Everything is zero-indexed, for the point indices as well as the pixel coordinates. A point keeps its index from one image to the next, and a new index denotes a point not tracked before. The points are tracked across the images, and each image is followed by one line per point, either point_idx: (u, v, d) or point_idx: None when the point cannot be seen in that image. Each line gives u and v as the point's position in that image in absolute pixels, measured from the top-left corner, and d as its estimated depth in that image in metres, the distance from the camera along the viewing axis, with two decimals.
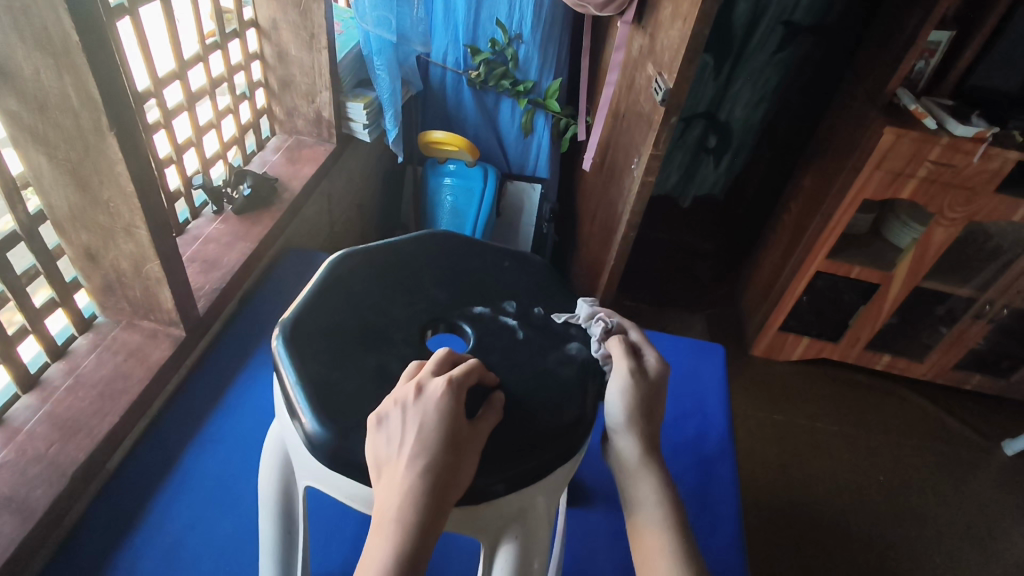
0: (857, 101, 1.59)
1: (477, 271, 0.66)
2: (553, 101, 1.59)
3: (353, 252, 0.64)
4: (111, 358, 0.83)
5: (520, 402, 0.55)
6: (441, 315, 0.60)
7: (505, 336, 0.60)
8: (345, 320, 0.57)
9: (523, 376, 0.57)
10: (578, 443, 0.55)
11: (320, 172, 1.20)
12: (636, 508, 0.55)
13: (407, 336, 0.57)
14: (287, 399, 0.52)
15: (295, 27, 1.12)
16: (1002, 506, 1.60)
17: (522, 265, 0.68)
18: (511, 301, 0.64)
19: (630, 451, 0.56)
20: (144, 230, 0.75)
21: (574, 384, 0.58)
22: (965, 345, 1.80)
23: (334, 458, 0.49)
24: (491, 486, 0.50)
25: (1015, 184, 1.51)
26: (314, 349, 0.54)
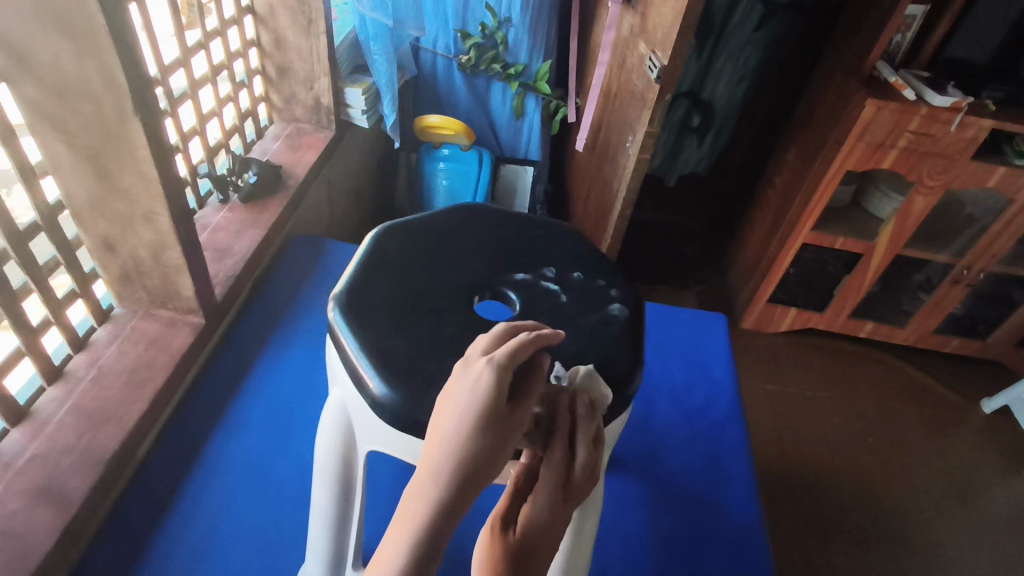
0: (838, 75, 1.63)
1: (515, 240, 0.68)
2: (543, 83, 1.60)
3: (395, 226, 0.67)
4: (132, 348, 0.83)
5: (569, 360, 0.57)
6: (486, 282, 0.63)
7: (548, 299, 0.63)
8: (395, 291, 0.60)
9: (572, 336, 0.60)
10: (627, 399, 0.57)
11: (321, 159, 1.21)
12: None
13: (456, 304, 0.60)
14: (350, 365, 0.54)
15: (292, 13, 1.12)
16: (983, 461, 1.68)
17: (555, 233, 0.71)
18: (550, 267, 0.66)
19: None
20: (166, 216, 0.75)
21: (620, 342, 0.60)
22: (944, 310, 1.87)
23: (397, 417, 0.52)
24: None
25: (989, 151, 1.57)
26: (371, 317, 0.57)
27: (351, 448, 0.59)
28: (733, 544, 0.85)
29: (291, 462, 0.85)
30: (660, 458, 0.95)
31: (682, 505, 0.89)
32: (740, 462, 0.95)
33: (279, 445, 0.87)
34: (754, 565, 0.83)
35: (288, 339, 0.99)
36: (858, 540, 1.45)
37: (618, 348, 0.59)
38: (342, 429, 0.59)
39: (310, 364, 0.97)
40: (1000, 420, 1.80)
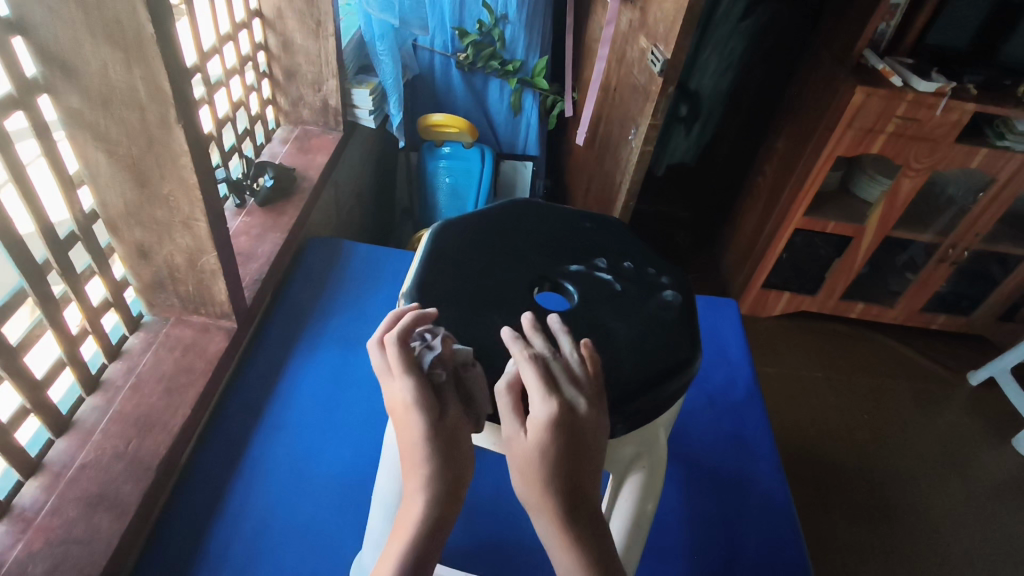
0: (825, 63, 1.68)
1: (565, 232, 0.72)
2: (541, 79, 1.62)
3: (450, 222, 0.70)
4: (168, 355, 0.83)
5: (631, 346, 0.61)
6: (544, 275, 0.66)
7: (603, 289, 0.66)
8: (461, 286, 0.63)
9: (633, 322, 0.63)
10: (688, 381, 0.61)
11: (332, 160, 1.21)
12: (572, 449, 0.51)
13: (520, 296, 0.63)
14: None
15: (301, 15, 1.12)
16: (972, 431, 1.75)
17: (601, 224, 0.74)
18: (602, 258, 0.69)
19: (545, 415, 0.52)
20: (204, 222, 0.76)
21: (677, 326, 0.64)
22: (931, 288, 1.93)
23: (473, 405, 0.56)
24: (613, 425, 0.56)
25: (972, 133, 1.63)
26: (444, 312, 0.60)
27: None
28: (761, 517, 0.88)
29: (333, 460, 0.84)
30: (684, 439, 0.97)
31: (711, 482, 0.92)
32: (761, 441, 0.98)
33: (319, 444, 0.86)
34: (783, 536, 0.86)
35: (316, 340, 1.00)
36: (861, 512, 1.51)
37: (674, 333, 0.63)
38: None
39: (343, 362, 0.97)
40: (987, 392, 1.87)
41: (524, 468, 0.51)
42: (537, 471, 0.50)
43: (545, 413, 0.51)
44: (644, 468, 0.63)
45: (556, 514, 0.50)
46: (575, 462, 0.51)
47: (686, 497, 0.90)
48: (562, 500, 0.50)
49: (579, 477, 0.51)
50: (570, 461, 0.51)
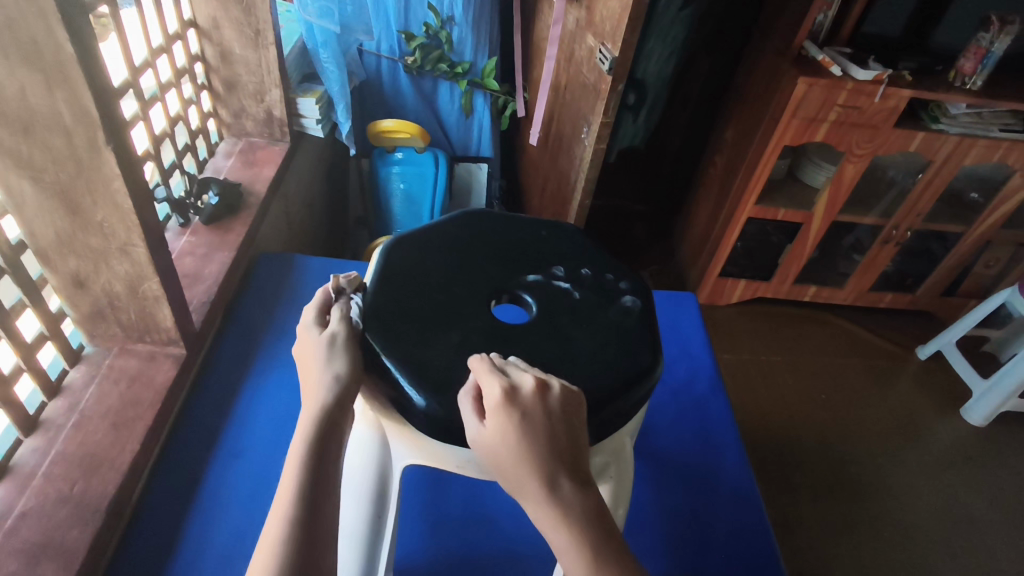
0: (767, 54, 1.71)
1: (521, 241, 0.71)
2: (491, 80, 1.60)
3: (401, 237, 0.69)
4: (113, 388, 0.79)
5: (593, 356, 0.60)
6: (502, 287, 0.65)
7: (562, 298, 0.65)
8: (415, 305, 0.62)
9: (593, 331, 0.63)
10: (650, 388, 0.61)
11: (279, 173, 1.17)
12: (549, 436, 0.50)
13: (477, 310, 0.62)
14: (387, 385, 0.57)
15: (238, 24, 1.08)
16: (923, 402, 1.82)
17: (556, 232, 0.73)
18: (559, 266, 0.69)
19: (515, 408, 0.50)
20: (142, 247, 0.72)
21: (637, 331, 0.64)
22: (877, 268, 2.00)
23: (429, 424, 0.56)
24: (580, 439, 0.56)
25: (907, 118, 1.69)
26: (401, 334, 0.60)
27: (386, 463, 0.63)
28: (733, 508, 0.89)
29: None
30: (651, 436, 0.98)
31: (679, 477, 0.92)
32: (726, 431, 1.00)
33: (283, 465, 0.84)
34: (753, 526, 0.87)
35: (271, 361, 0.97)
36: (825, 490, 1.55)
37: (635, 340, 0.63)
38: (377, 450, 0.63)
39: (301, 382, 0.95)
40: (934, 366, 1.95)
41: (500, 460, 0.50)
42: (504, 454, 0.49)
43: (497, 393, 0.51)
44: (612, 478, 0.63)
45: (544, 494, 0.48)
46: (546, 432, 0.49)
47: (656, 494, 0.90)
48: (544, 476, 0.48)
49: (556, 450, 0.50)
50: (542, 437, 0.49)
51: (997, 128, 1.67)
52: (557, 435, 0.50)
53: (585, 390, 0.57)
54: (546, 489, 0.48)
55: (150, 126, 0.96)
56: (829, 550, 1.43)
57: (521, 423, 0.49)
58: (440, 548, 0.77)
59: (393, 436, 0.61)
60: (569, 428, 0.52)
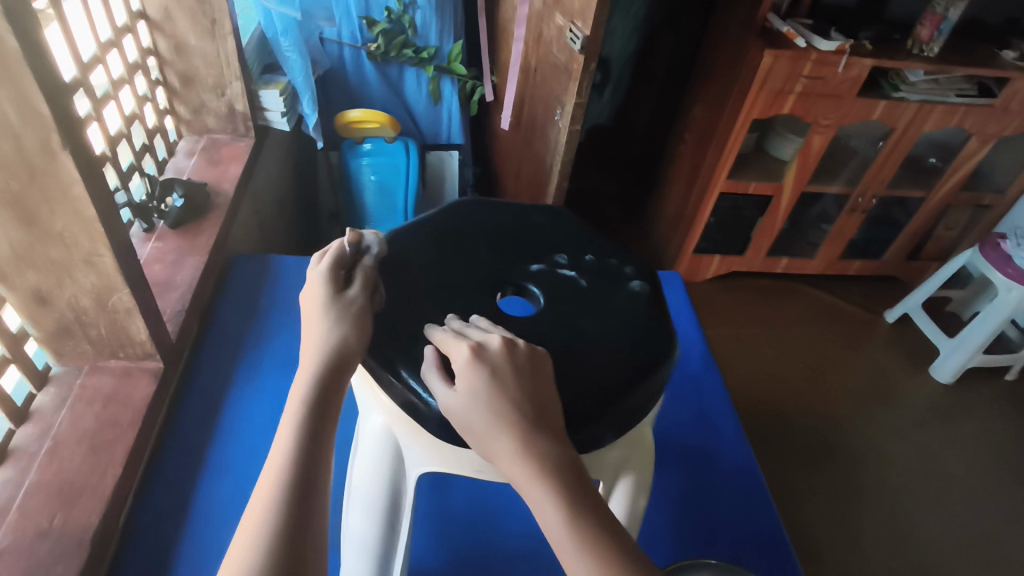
0: (732, 28, 1.71)
1: (520, 230, 0.69)
2: (457, 64, 1.55)
3: (395, 232, 0.67)
4: (87, 410, 0.74)
5: (607, 345, 0.59)
6: (505, 279, 0.63)
7: (568, 287, 0.63)
8: (417, 304, 0.59)
9: (605, 320, 0.61)
10: (668, 375, 0.59)
11: (247, 170, 1.12)
12: (518, 388, 0.48)
13: (484, 305, 0.60)
14: (397, 392, 0.55)
15: (192, 15, 1.01)
16: (895, 364, 1.87)
17: (554, 217, 0.71)
18: (562, 254, 0.67)
19: (479, 364, 0.48)
20: (109, 257, 0.67)
21: (648, 317, 0.62)
22: (845, 237, 2.04)
23: (443, 429, 0.54)
24: (601, 433, 0.53)
25: (870, 87, 1.71)
26: (407, 335, 0.57)
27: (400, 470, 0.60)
28: (735, 484, 0.89)
29: None
30: None
31: (679, 457, 0.92)
32: (722, 408, 1.00)
33: None
34: (755, 500, 0.88)
35: (254, 369, 0.93)
36: (808, 456, 1.58)
37: (647, 325, 0.61)
38: (390, 459, 0.59)
39: (287, 389, 0.91)
40: (903, 328, 2.00)
41: (467, 420, 0.47)
42: (471, 411, 0.46)
43: (462, 353, 0.49)
44: (631, 471, 0.60)
45: (516, 447, 0.45)
46: (515, 383, 0.47)
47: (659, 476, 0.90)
48: (516, 431, 0.45)
49: (528, 403, 0.47)
50: (511, 389, 0.47)
51: (953, 93, 1.71)
52: (526, 388, 0.48)
53: (605, 383, 0.55)
54: (522, 446, 0.45)
55: (104, 126, 0.90)
56: (816, 514, 1.46)
57: (486, 376, 0.47)
58: (450, 547, 0.76)
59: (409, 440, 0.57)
60: (543, 391, 0.49)
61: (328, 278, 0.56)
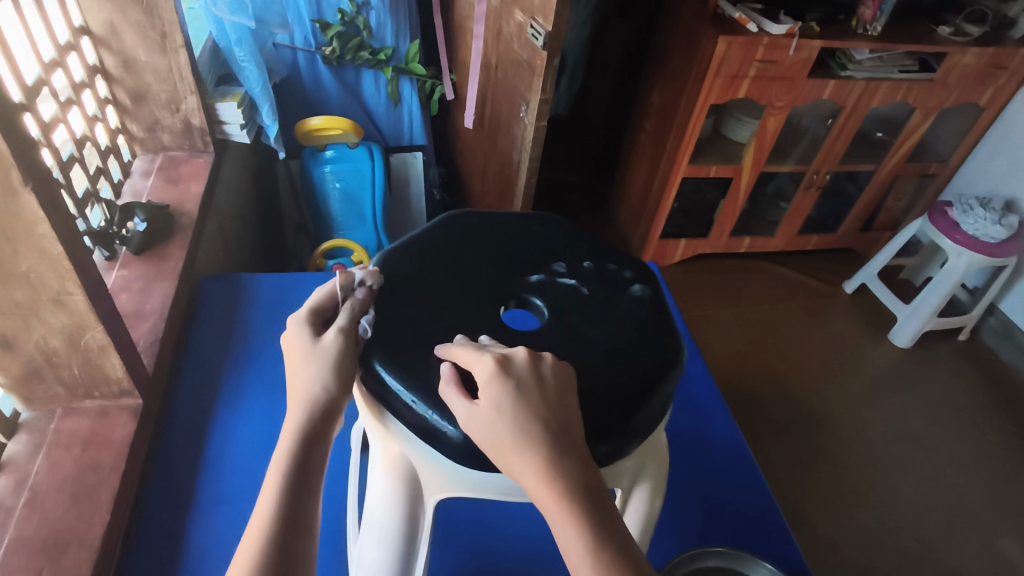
0: (685, 16, 1.73)
1: (515, 240, 0.69)
2: (416, 64, 1.52)
3: (390, 252, 0.67)
4: (65, 457, 0.70)
5: (616, 351, 0.59)
6: (508, 292, 0.63)
7: (570, 295, 0.64)
8: (422, 327, 0.60)
9: (612, 327, 0.62)
10: (679, 379, 0.60)
11: (209, 187, 1.07)
12: (543, 404, 0.47)
13: (490, 322, 0.60)
14: (416, 418, 0.55)
15: (139, 28, 0.96)
16: (858, 333, 1.95)
17: (549, 225, 0.72)
18: (559, 262, 0.67)
19: (506, 380, 0.48)
20: (80, 295, 0.64)
21: (653, 320, 0.63)
22: (802, 214, 2.10)
23: (462, 453, 0.54)
24: (621, 445, 0.54)
25: (820, 67, 1.76)
26: (416, 362, 0.57)
27: (417, 498, 0.59)
28: (728, 468, 0.91)
29: None
30: None
31: (671, 447, 0.94)
32: (708, 394, 1.02)
33: None
34: (748, 482, 0.90)
35: (236, 395, 0.89)
36: (784, 429, 1.63)
37: (650, 329, 0.62)
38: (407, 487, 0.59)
39: (272, 412, 0.88)
40: (862, 298, 2.08)
41: (492, 436, 0.46)
42: (497, 426, 0.46)
43: (486, 369, 0.49)
44: (647, 479, 0.61)
45: (542, 464, 0.44)
46: (541, 398, 0.47)
47: None
48: (542, 448, 0.45)
49: (550, 418, 0.47)
50: (536, 405, 0.47)
51: (898, 69, 1.77)
52: (550, 402, 0.48)
53: (620, 392, 0.56)
54: (547, 465, 0.44)
55: (55, 150, 0.85)
56: (796, 485, 1.51)
57: (512, 392, 0.47)
58: (456, 561, 0.76)
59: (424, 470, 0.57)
60: (568, 402, 0.49)
61: (309, 320, 0.57)
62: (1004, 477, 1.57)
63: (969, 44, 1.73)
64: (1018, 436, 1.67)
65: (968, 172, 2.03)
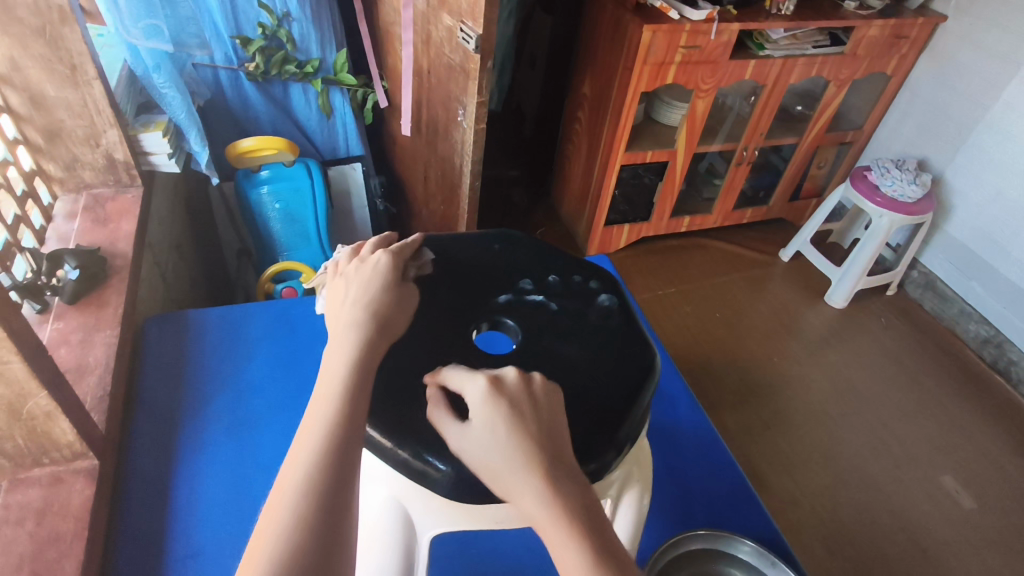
0: (607, 8, 1.76)
1: (480, 261, 0.72)
2: (345, 74, 1.48)
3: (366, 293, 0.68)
4: (19, 531, 0.66)
5: (592, 362, 0.63)
6: (478, 316, 0.65)
7: (539, 311, 0.67)
8: (396, 366, 0.60)
9: (585, 340, 0.65)
10: (656, 387, 0.63)
11: (141, 224, 1.02)
12: (533, 425, 0.48)
13: (465, 350, 0.62)
14: (402, 462, 0.56)
15: (45, 63, 0.91)
16: (797, 298, 2.04)
17: (510, 243, 0.75)
18: (525, 279, 0.70)
19: (497, 403, 0.49)
20: (19, 361, 0.60)
21: (623, 329, 0.67)
22: (735, 189, 2.17)
23: (455, 490, 0.55)
24: (609, 459, 0.56)
25: (740, 49, 1.82)
26: (399, 399, 0.58)
27: (411, 537, 0.61)
28: (697, 452, 0.95)
29: None
30: None
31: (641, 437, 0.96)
32: (672, 382, 1.05)
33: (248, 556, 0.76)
34: (715, 461, 0.93)
35: (198, 442, 0.86)
36: (739, 398, 1.70)
37: (622, 337, 0.66)
38: (400, 529, 0.61)
39: (241, 455, 0.85)
40: (798, 265, 2.18)
41: (483, 457, 0.47)
42: (488, 448, 0.47)
43: (479, 392, 0.50)
44: (635, 484, 0.63)
45: (538, 489, 0.44)
46: (531, 418, 0.48)
47: None
48: (538, 472, 0.45)
49: (542, 440, 0.47)
50: (526, 423, 0.48)
51: (811, 45, 1.84)
52: (540, 420, 0.48)
53: (602, 406, 0.59)
54: (544, 487, 0.44)
55: None
56: (754, 449, 1.58)
57: (503, 413, 0.48)
58: None
59: (419, 508, 0.59)
60: (556, 419, 0.50)
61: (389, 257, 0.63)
62: (939, 419, 1.69)
63: (872, 17, 1.83)
64: (947, 380, 1.80)
65: (882, 137, 2.15)
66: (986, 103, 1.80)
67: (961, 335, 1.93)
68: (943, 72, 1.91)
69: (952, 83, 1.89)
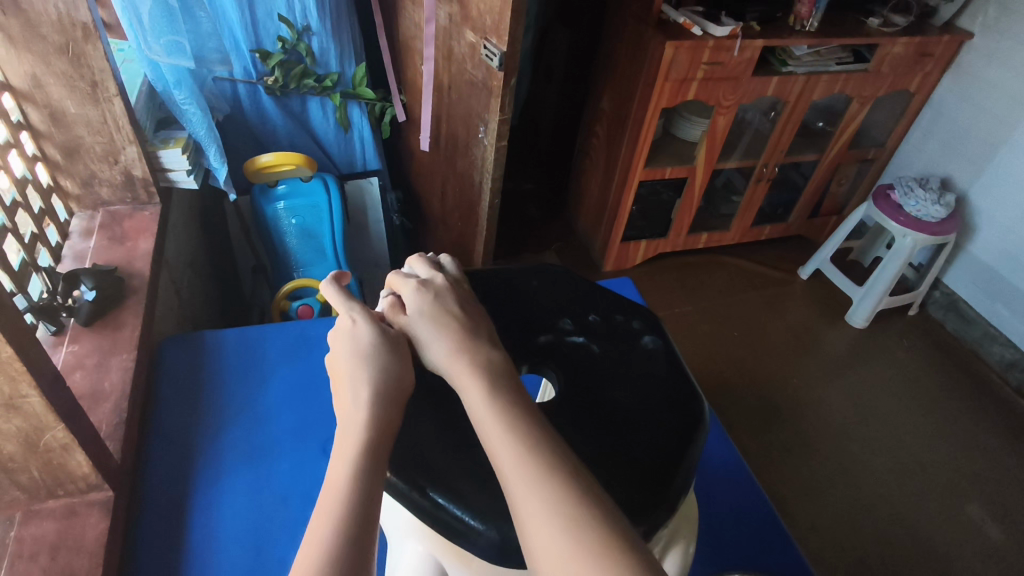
0: (627, 23, 1.73)
1: (519, 299, 0.69)
2: (364, 88, 1.45)
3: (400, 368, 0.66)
4: (31, 567, 0.64)
5: (639, 410, 0.60)
6: (518, 359, 0.63)
7: (581, 353, 0.64)
8: (426, 412, 0.60)
9: (632, 387, 0.62)
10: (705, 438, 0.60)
11: (159, 242, 1.00)
12: (468, 345, 0.57)
13: None
14: (441, 520, 0.53)
15: (66, 79, 0.89)
16: (816, 318, 2.00)
17: (548, 279, 0.72)
18: (566, 319, 0.67)
19: (427, 299, 0.62)
20: (36, 394, 0.58)
21: (671, 374, 0.64)
22: (754, 206, 2.14)
23: (496, 552, 0.52)
24: (661, 518, 0.53)
25: (763, 65, 1.79)
26: (437, 452, 0.57)
27: None
28: (727, 488, 0.91)
29: None
30: None
31: None
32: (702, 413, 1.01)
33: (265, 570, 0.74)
34: (745, 498, 0.90)
35: (214, 470, 0.83)
36: (759, 422, 1.65)
37: (669, 383, 0.63)
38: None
39: (261, 483, 0.83)
40: (817, 283, 2.14)
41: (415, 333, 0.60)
42: (417, 326, 0.60)
43: (412, 287, 0.64)
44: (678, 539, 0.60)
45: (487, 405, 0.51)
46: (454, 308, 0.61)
47: None
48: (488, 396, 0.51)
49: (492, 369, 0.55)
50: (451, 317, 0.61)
51: (834, 62, 1.81)
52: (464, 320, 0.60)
53: (651, 457, 0.56)
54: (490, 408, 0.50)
55: None
56: (774, 475, 1.53)
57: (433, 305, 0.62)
58: None
59: (452, 564, 0.56)
60: (478, 317, 0.62)
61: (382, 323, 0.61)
62: (965, 446, 1.64)
63: (898, 34, 1.79)
64: (972, 405, 1.75)
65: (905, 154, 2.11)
66: (1013, 123, 1.75)
67: (986, 358, 1.88)
68: (969, 91, 1.88)
69: (977, 103, 1.85)
